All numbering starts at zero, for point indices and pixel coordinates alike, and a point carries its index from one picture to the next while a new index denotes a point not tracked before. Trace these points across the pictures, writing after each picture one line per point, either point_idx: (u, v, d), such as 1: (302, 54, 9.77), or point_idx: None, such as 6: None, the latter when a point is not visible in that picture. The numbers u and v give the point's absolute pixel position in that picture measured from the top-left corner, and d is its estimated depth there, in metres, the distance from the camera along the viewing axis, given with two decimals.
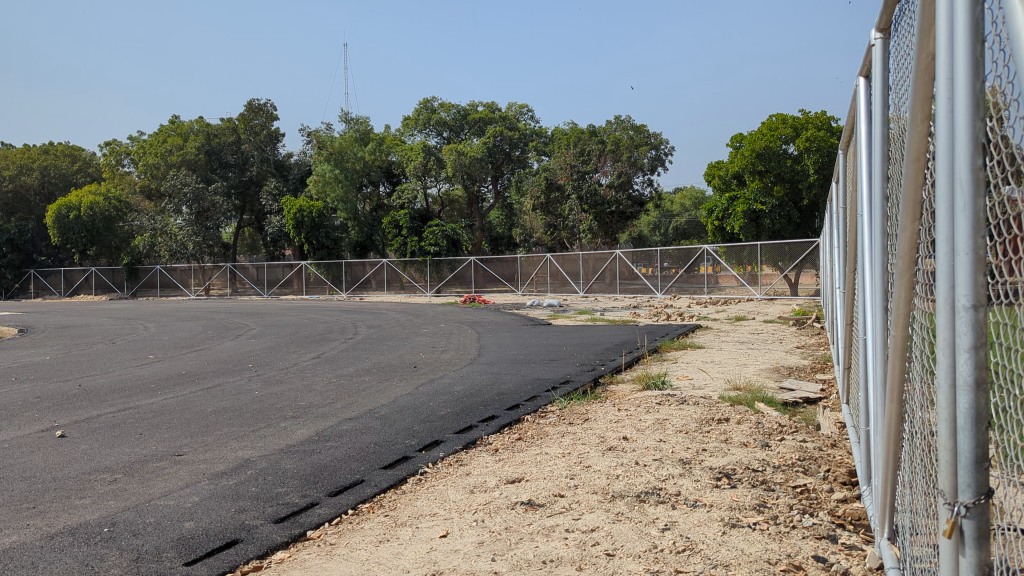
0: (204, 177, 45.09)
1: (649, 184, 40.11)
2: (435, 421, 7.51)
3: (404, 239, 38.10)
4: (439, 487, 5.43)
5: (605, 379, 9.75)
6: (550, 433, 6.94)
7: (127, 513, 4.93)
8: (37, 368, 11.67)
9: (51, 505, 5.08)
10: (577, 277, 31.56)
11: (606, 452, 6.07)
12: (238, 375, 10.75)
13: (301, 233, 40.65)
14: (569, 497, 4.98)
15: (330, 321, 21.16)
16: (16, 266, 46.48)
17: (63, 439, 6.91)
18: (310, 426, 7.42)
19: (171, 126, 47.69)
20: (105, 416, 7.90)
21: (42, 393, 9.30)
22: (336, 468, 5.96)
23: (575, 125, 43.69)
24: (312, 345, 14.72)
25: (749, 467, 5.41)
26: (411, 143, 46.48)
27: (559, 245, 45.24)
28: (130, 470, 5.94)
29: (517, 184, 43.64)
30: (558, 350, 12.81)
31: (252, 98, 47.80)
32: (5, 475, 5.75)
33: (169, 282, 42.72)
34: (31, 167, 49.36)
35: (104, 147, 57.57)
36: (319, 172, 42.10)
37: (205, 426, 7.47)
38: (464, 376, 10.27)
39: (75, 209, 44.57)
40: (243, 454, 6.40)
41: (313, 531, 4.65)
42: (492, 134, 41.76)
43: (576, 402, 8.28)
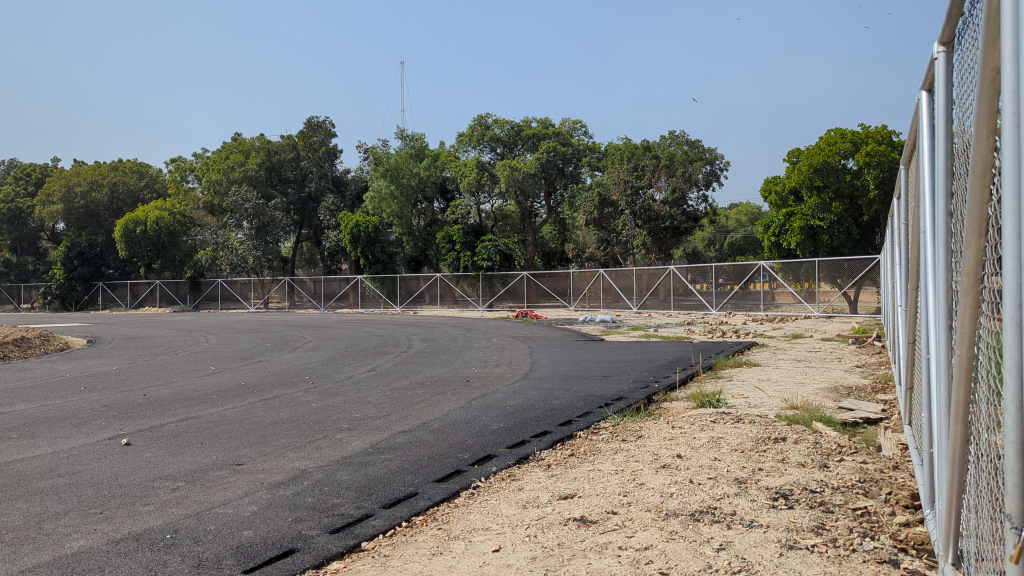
0: (264, 193, 46.16)
1: (703, 199, 39.89)
2: (488, 436, 7.54)
3: (457, 254, 38.66)
4: (492, 502, 5.45)
5: (659, 396, 9.66)
6: (603, 450, 6.92)
7: (189, 520, 5.05)
8: (104, 378, 12.04)
9: (117, 511, 5.24)
10: (630, 293, 31.30)
11: (660, 469, 6.02)
12: (294, 387, 10.94)
13: (357, 248, 41.31)
14: (623, 514, 4.95)
15: (385, 335, 21.41)
16: (86, 279, 47.88)
17: (129, 447, 7.13)
18: (365, 438, 7.52)
19: (233, 143, 49.03)
20: (169, 425, 8.12)
21: (109, 401, 9.60)
22: (390, 480, 6.03)
23: (629, 140, 43.57)
24: (367, 358, 14.91)
25: (807, 488, 5.31)
26: (465, 159, 46.90)
27: (612, 261, 45.28)
28: (192, 478, 6.09)
29: (570, 200, 43.58)
30: (611, 366, 12.75)
31: (311, 116, 48.76)
32: (75, 481, 5.95)
33: (230, 295, 43.67)
34: (100, 184, 51.05)
35: (171, 163, 59.36)
36: (376, 187, 42.76)
37: (262, 436, 7.63)
38: (517, 391, 10.28)
39: (142, 223, 45.94)
40: (300, 464, 6.52)
41: (367, 542, 4.71)
42: (545, 150, 41.84)
43: (629, 419, 8.23)
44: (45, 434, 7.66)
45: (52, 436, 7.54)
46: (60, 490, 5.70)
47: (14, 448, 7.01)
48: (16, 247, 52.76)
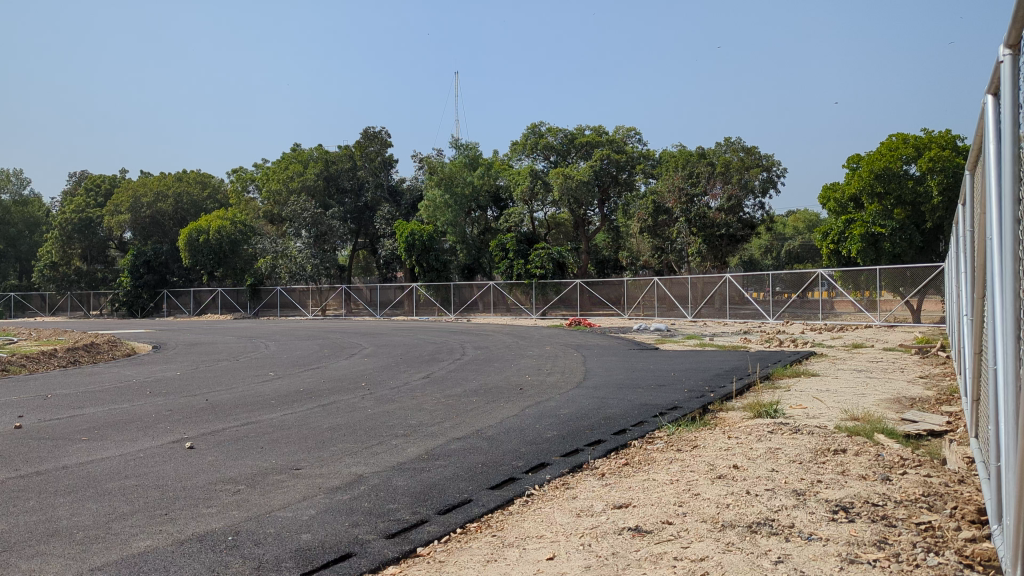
0: (322, 203, 47.03)
1: (760, 206, 39.36)
2: (542, 444, 7.55)
3: (510, 262, 38.94)
4: (546, 510, 5.45)
5: (714, 406, 9.53)
6: (658, 459, 6.87)
7: (250, 523, 5.17)
8: (170, 383, 12.39)
9: (181, 513, 5.38)
10: (685, 302, 30.92)
11: (716, 480, 5.96)
12: (350, 394, 11.10)
13: (412, 256, 41.84)
14: (678, 525, 4.91)
15: (439, 343, 21.55)
16: (151, 286, 49.05)
17: (191, 451, 7.31)
18: (420, 444, 7.60)
19: (292, 154, 50.08)
20: (230, 429, 8.30)
21: (173, 406, 9.85)
22: (445, 487, 6.07)
23: (684, 147, 43.16)
24: (421, 365, 15.06)
25: (868, 501, 5.20)
26: (519, 167, 47.01)
27: (667, 269, 44.86)
28: (251, 481, 6.23)
29: (624, 208, 43.34)
30: (665, 375, 12.65)
31: (367, 127, 49.68)
32: (140, 483, 6.12)
33: (289, 302, 44.37)
34: (166, 194, 52.53)
35: (233, 175, 60.81)
36: (431, 196, 43.25)
37: (320, 441, 7.75)
38: (570, 400, 10.25)
39: (205, 233, 47.14)
40: (356, 470, 6.62)
41: (422, 548, 4.75)
42: (599, 157, 41.73)
43: (684, 429, 8.14)
44: (113, 436, 7.91)
45: (119, 439, 7.78)
46: (126, 491, 5.87)
47: (85, 450, 7.25)
48: (85, 257, 54.55)
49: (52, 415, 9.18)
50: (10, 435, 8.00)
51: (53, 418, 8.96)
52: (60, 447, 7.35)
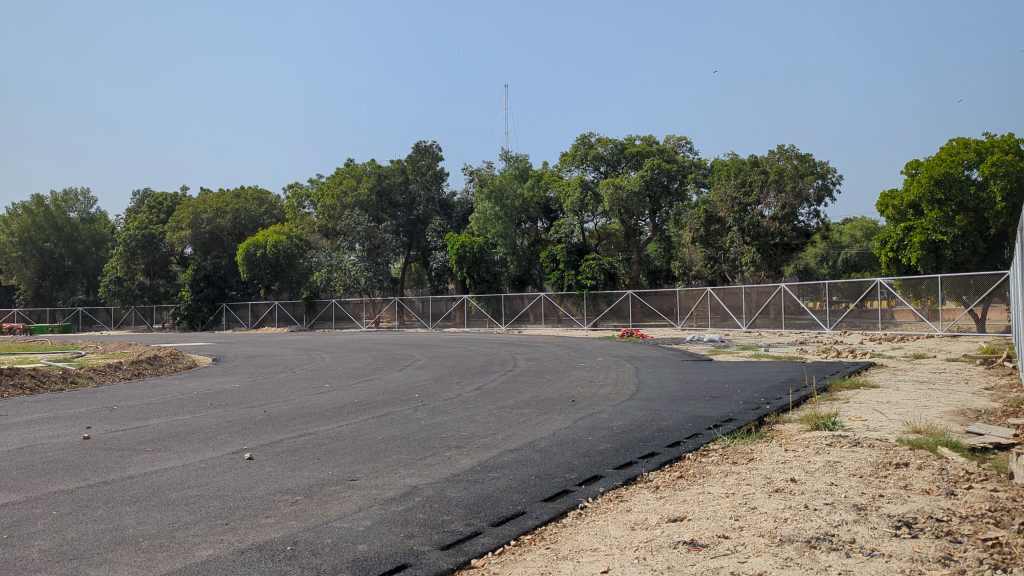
0: (375, 217, 47.72)
1: (815, 214, 38.66)
2: (595, 456, 7.52)
3: (561, 273, 39.08)
4: (600, 523, 5.43)
5: (771, 418, 9.38)
6: (713, 472, 6.79)
7: (308, 533, 5.26)
8: (229, 395, 12.67)
9: (242, 522, 5.50)
10: (739, 312, 30.54)
11: (773, 493, 5.86)
12: (404, 405, 11.21)
13: (463, 267, 42.24)
14: (735, 539, 4.84)
15: (492, 354, 21.63)
16: (211, 300, 50.11)
17: (251, 461, 7.46)
18: (473, 456, 7.65)
19: (346, 169, 50.93)
20: (288, 440, 8.46)
21: (233, 417, 10.07)
22: (498, 499, 6.09)
23: (736, 155, 42.59)
24: (474, 377, 15.14)
25: (932, 516, 5.07)
26: (569, 179, 46.86)
27: (720, 278, 44.34)
28: (309, 492, 6.33)
29: (676, 218, 42.90)
30: (719, 387, 12.49)
31: (418, 141, 50.22)
32: (202, 493, 6.27)
33: (344, 315, 45.04)
34: (225, 210, 53.89)
35: (289, 191, 62.09)
36: (481, 209, 43.49)
37: (375, 452, 7.85)
38: (622, 412, 10.18)
39: (262, 247, 48.10)
40: (410, 481, 6.68)
41: (477, 559, 4.78)
42: (650, 167, 41.37)
43: (740, 441, 8.04)
44: (175, 447, 8.12)
45: (181, 449, 7.98)
46: (189, 501, 6.03)
47: (149, 460, 7.46)
48: (148, 272, 56.04)
49: (118, 426, 9.47)
50: (79, 445, 8.26)
51: (118, 429, 9.23)
52: (126, 457, 7.58)
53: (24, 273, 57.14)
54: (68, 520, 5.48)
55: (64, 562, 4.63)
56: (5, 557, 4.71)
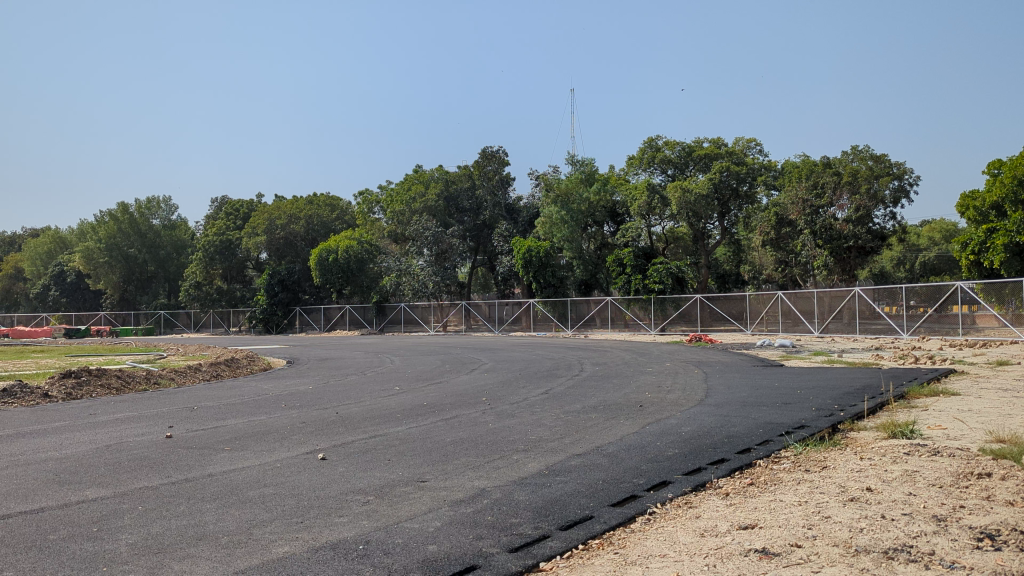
0: (443, 222, 48.35)
1: (891, 216, 37.63)
2: (664, 462, 7.47)
3: (628, 277, 38.79)
4: (669, 528, 5.40)
5: (845, 425, 9.16)
6: (785, 479, 6.68)
7: (379, 532, 5.37)
8: (304, 396, 12.97)
9: (317, 520, 5.64)
10: (812, 317, 29.82)
11: (848, 503, 5.73)
12: (472, 408, 11.31)
13: (529, 272, 42.40)
14: (808, 548, 4.76)
15: (559, 358, 21.62)
16: (285, 304, 51.29)
17: (324, 462, 7.64)
18: (541, 460, 7.68)
19: (415, 175, 51.78)
20: (359, 441, 8.64)
21: (307, 419, 10.31)
22: (566, 503, 6.10)
23: (808, 156, 41.68)
24: (541, 381, 15.16)
25: (1016, 529, 4.89)
26: (635, 182, 46.42)
27: (793, 282, 43.48)
28: (380, 493, 6.45)
29: (745, 221, 42.21)
30: (791, 393, 12.23)
31: (486, 147, 50.69)
32: (278, 491, 6.45)
33: (412, 318, 45.51)
34: (298, 217, 55.29)
35: (360, 197, 63.31)
36: (548, 213, 43.71)
37: (444, 454, 7.95)
38: (691, 417, 10.06)
39: (334, 252, 49.28)
40: (479, 483, 6.75)
41: (545, 562, 4.80)
42: (718, 170, 40.77)
43: (812, 449, 7.88)
44: (252, 447, 8.36)
45: (258, 449, 8.23)
46: (266, 499, 6.21)
47: (228, 459, 7.71)
48: (226, 276, 57.84)
49: (199, 426, 9.79)
50: (162, 443, 8.59)
51: (199, 429, 9.55)
52: (206, 456, 7.85)
53: (109, 277, 59.50)
54: (152, 516, 5.70)
55: (150, 556, 4.83)
56: (95, 549, 4.94)
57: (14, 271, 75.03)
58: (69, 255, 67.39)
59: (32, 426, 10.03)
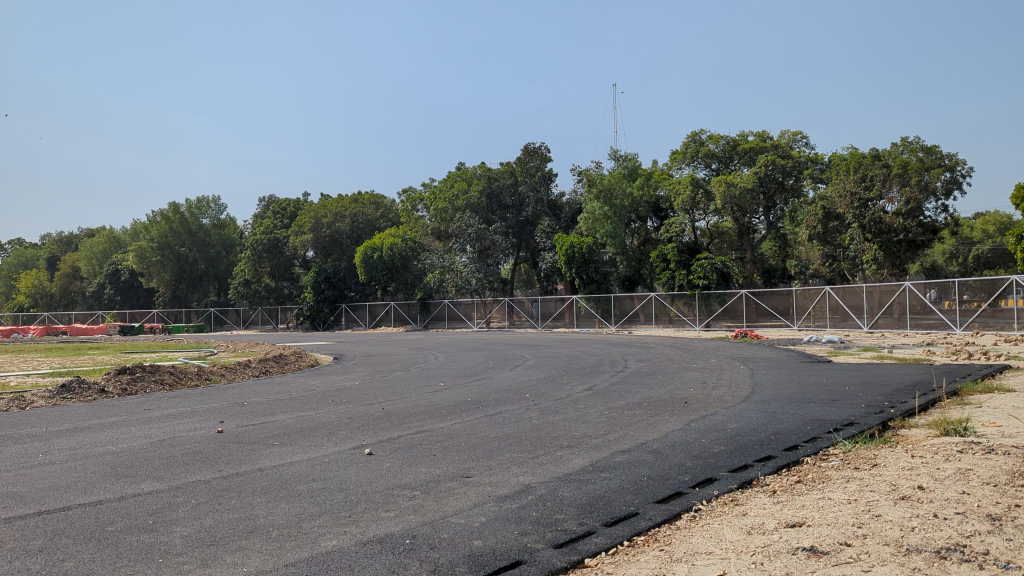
0: (485, 219, 48.57)
1: (942, 209, 36.75)
2: (708, 458, 7.42)
3: (672, 273, 38.46)
4: (715, 526, 5.37)
5: (896, 423, 8.98)
6: (833, 477, 6.58)
7: (425, 527, 5.42)
8: (350, 392, 13.11)
9: (363, 515, 5.72)
10: (861, 313, 29.22)
11: (899, 501, 5.63)
12: (516, 404, 11.34)
13: (572, 268, 42.26)
14: (858, 547, 4.69)
15: (602, 354, 21.52)
16: (331, 301, 51.87)
17: (371, 457, 7.74)
18: (585, 456, 7.67)
19: (458, 172, 52.05)
20: (405, 437, 8.72)
21: (354, 415, 10.44)
22: (611, 499, 6.10)
23: (856, 149, 40.91)
24: (585, 377, 15.13)
25: None
26: (679, 177, 46.01)
27: (840, 276, 42.86)
28: (426, 488, 6.51)
29: (791, 215, 41.61)
30: (839, 390, 12.05)
31: (528, 143, 50.64)
32: (326, 486, 6.55)
33: (456, 315, 45.79)
34: (343, 215, 55.98)
35: (404, 195, 63.81)
36: (590, 209, 43.61)
37: (489, 450, 7.98)
38: (737, 414, 9.96)
39: (379, 250, 49.85)
40: (524, 480, 6.76)
41: (591, 559, 4.81)
42: (763, 163, 40.28)
43: (862, 446, 7.75)
44: (300, 441, 8.50)
45: (307, 444, 8.35)
46: (314, 493, 6.31)
47: (277, 454, 7.84)
48: (274, 274, 58.89)
49: (249, 421, 9.98)
50: (214, 438, 8.77)
51: (249, 424, 9.74)
52: (256, 451, 7.99)
53: (161, 276, 60.84)
54: (205, 509, 5.83)
55: (203, 548, 4.95)
56: (151, 541, 5.07)
57: (71, 270, 77.03)
58: (123, 254, 69.15)
59: (89, 420, 10.32)
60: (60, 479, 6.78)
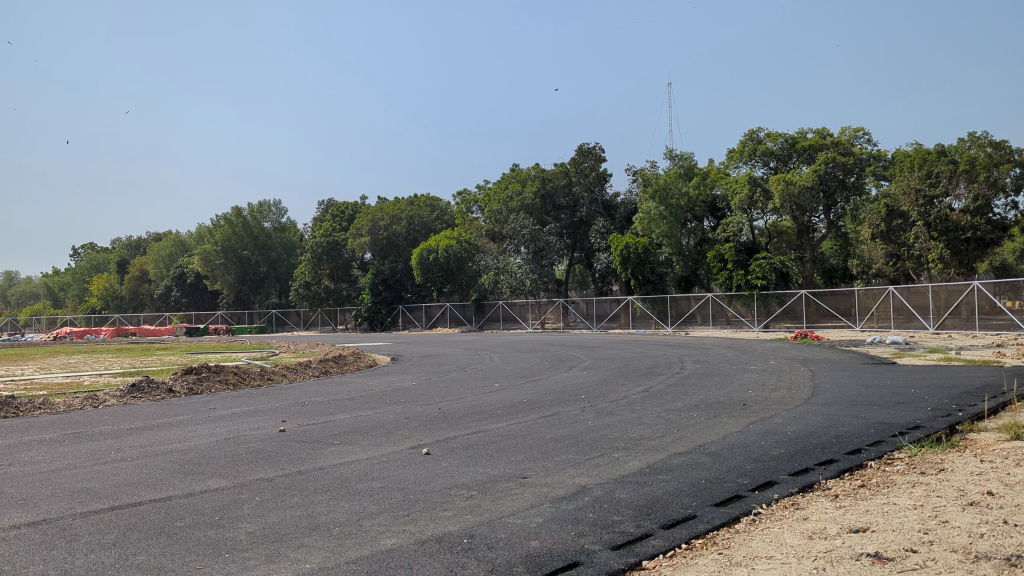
0: (540, 220, 48.78)
1: (1012, 206, 35.55)
2: (768, 461, 7.30)
3: (729, 273, 38.09)
4: (776, 530, 5.29)
5: (964, 426, 8.72)
6: (899, 482, 6.42)
7: (482, 527, 5.45)
8: (408, 392, 13.26)
9: (422, 514, 5.78)
10: (927, 313, 28.23)
11: (967, 507, 5.47)
12: (572, 405, 11.34)
13: (627, 269, 41.93)
14: (924, 553, 4.58)
15: (658, 355, 21.30)
16: (388, 302, 52.49)
17: (428, 456, 7.83)
18: (642, 458, 7.63)
19: (512, 174, 52.21)
20: (462, 437, 8.80)
21: (411, 415, 10.55)
22: (669, 501, 6.06)
23: (919, 145, 39.90)
24: (641, 379, 15.03)
25: None
26: (736, 175, 45.42)
27: (904, 275, 41.80)
28: (483, 488, 6.55)
29: (853, 214, 40.71)
30: (904, 392, 11.76)
31: (581, 144, 50.43)
32: (385, 485, 6.65)
33: (511, 316, 46.09)
34: (400, 218, 56.75)
35: (459, 198, 64.27)
36: (645, 209, 43.25)
37: (545, 452, 8.00)
38: (798, 416, 9.81)
39: (434, 251, 50.40)
40: (580, 481, 6.77)
41: (648, 561, 4.78)
42: (823, 161, 39.55)
43: (928, 450, 7.57)
44: (359, 441, 8.62)
45: (366, 443, 8.47)
46: (374, 492, 6.41)
47: (337, 452, 7.99)
48: (333, 276, 60.02)
49: (309, 420, 10.17)
50: (276, 437, 8.96)
51: (310, 423, 9.93)
52: (317, 449, 8.15)
53: (224, 278, 62.36)
54: (269, 506, 5.96)
55: (268, 544, 5.06)
56: (217, 536, 5.21)
57: (140, 274, 79.56)
58: (188, 258, 71.19)
59: (158, 419, 10.63)
60: (131, 476, 7.00)
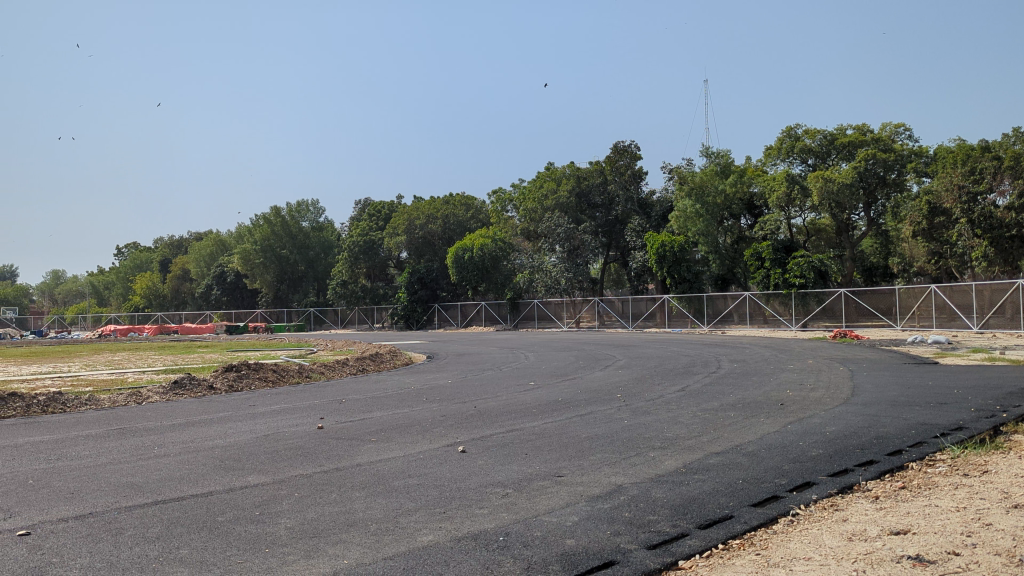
0: (575, 218, 48.66)
1: None
2: (807, 462, 7.22)
3: (767, 271, 37.66)
4: (814, 531, 5.24)
5: (1008, 428, 8.53)
6: (941, 484, 6.32)
7: (518, 525, 5.47)
8: (444, 391, 13.33)
9: (458, 511, 5.82)
10: (970, 312, 27.69)
11: (1012, 510, 5.36)
12: (607, 404, 11.31)
13: (663, 267, 41.70)
14: (967, 556, 4.51)
15: (694, 355, 21.14)
16: (424, 301, 52.71)
17: (464, 454, 7.86)
18: (678, 457, 7.60)
19: (547, 173, 52.16)
20: (497, 435, 8.83)
21: (447, 413, 10.60)
22: (705, 501, 6.03)
23: (963, 141, 39.09)
24: (677, 378, 14.94)
25: None
26: (774, 173, 44.85)
27: (948, 272, 40.93)
28: (518, 486, 6.57)
29: (894, 211, 39.99)
30: (947, 392, 11.53)
31: (617, 142, 50.16)
32: (422, 482, 6.70)
33: (546, 314, 46.12)
34: (435, 217, 57.01)
35: (494, 196, 64.30)
36: (681, 207, 42.86)
37: (580, 450, 7.99)
38: (837, 416, 9.68)
39: (469, 250, 50.53)
40: (616, 480, 6.76)
41: (684, 561, 4.76)
42: (863, 158, 38.91)
43: (971, 451, 7.43)
44: (396, 438, 8.70)
45: (402, 441, 8.54)
46: (411, 489, 6.46)
47: (374, 449, 8.06)
48: (370, 275, 60.43)
49: (347, 418, 10.28)
50: (314, 434, 9.07)
51: (348, 420, 10.04)
52: (354, 446, 8.23)
53: (263, 277, 63.14)
54: (308, 502, 6.05)
55: (307, 540, 5.13)
56: (257, 531, 5.30)
57: (182, 273, 80.92)
58: (228, 257, 72.22)
59: (200, 416, 10.82)
60: (174, 471, 7.14)
